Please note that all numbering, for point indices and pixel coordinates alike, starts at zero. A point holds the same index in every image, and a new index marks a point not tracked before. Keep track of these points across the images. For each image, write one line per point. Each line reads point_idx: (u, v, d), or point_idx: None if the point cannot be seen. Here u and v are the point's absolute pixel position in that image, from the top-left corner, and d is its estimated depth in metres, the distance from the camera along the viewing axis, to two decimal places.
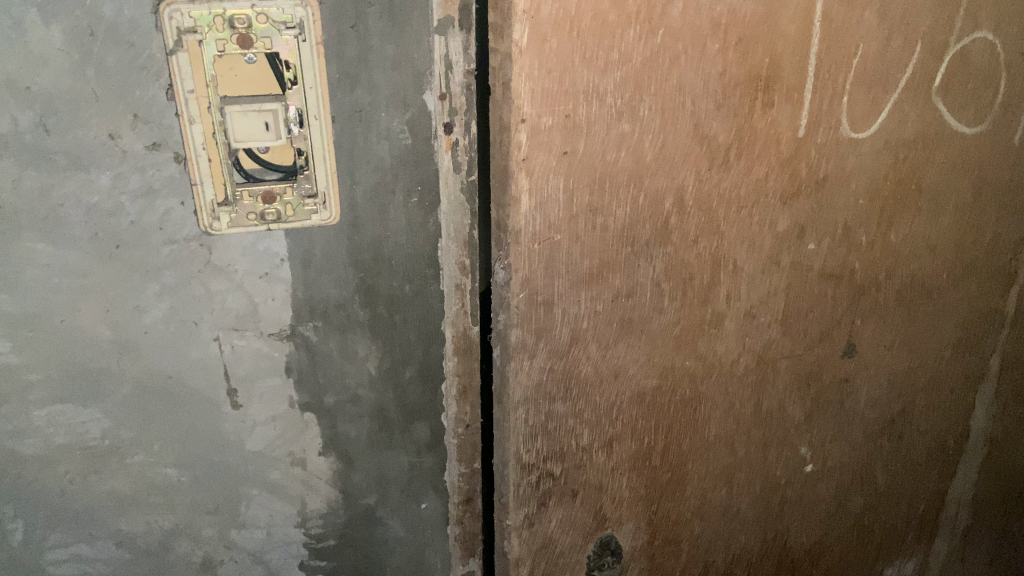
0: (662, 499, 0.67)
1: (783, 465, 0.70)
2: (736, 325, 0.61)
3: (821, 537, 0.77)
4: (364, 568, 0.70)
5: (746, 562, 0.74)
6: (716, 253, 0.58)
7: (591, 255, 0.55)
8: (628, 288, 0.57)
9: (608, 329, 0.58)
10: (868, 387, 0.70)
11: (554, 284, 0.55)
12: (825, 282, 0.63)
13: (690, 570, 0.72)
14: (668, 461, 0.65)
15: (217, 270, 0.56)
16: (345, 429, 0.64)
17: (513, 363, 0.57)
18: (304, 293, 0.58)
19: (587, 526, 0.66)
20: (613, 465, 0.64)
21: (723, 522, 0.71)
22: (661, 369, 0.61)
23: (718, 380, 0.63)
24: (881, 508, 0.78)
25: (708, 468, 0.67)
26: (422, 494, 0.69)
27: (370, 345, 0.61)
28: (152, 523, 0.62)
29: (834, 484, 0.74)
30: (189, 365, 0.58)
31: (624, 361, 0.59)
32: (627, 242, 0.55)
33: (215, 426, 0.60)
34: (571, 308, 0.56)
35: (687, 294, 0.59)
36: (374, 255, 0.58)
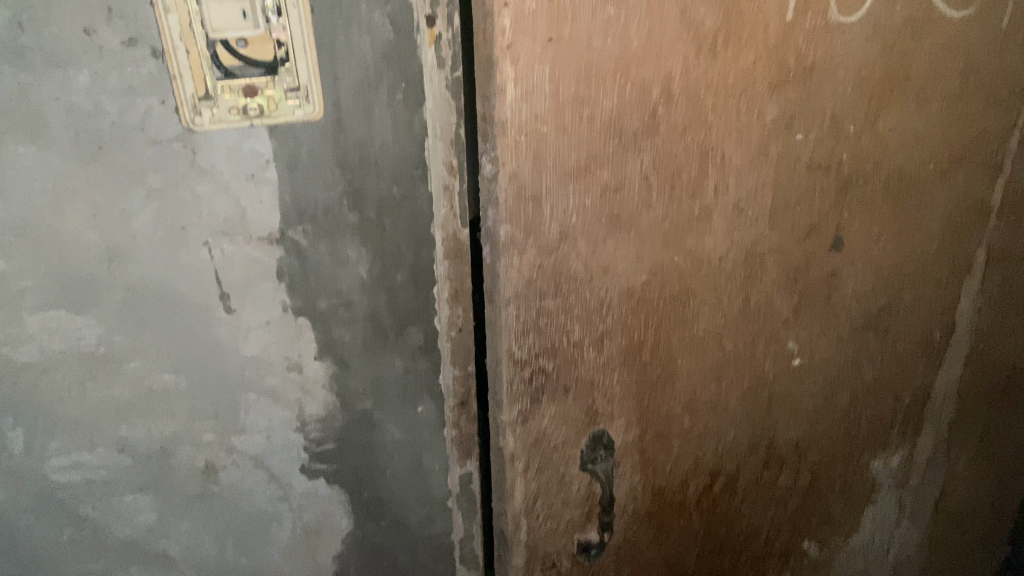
0: (652, 393, 0.69)
1: (771, 360, 0.72)
2: (725, 219, 0.63)
3: (809, 431, 0.79)
4: (364, 471, 0.72)
5: (735, 455, 0.76)
6: (704, 144, 0.58)
7: (579, 148, 0.55)
8: (616, 182, 0.58)
9: (597, 226, 0.59)
10: (855, 280, 0.71)
11: (542, 179, 0.55)
12: (813, 174, 0.63)
13: (681, 464, 0.74)
14: (657, 356, 0.67)
15: (202, 173, 0.55)
16: (339, 334, 0.65)
17: (504, 260, 0.58)
18: (292, 196, 0.58)
19: (580, 420, 0.68)
20: (605, 361, 0.65)
21: (712, 416, 0.73)
22: (650, 265, 0.62)
23: (707, 275, 0.65)
24: (868, 402, 0.80)
25: (697, 363, 0.69)
26: (419, 397, 0.71)
27: (360, 250, 0.62)
28: (151, 429, 0.63)
29: (822, 379, 0.76)
30: (179, 272, 0.58)
31: (613, 257, 0.61)
32: (615, 134, 0.55)
33: (210, 331, 0.61)
34: (560, 204, 0.57)
35: (675, 188, 0.60)
36: (361, 156, 0.58)
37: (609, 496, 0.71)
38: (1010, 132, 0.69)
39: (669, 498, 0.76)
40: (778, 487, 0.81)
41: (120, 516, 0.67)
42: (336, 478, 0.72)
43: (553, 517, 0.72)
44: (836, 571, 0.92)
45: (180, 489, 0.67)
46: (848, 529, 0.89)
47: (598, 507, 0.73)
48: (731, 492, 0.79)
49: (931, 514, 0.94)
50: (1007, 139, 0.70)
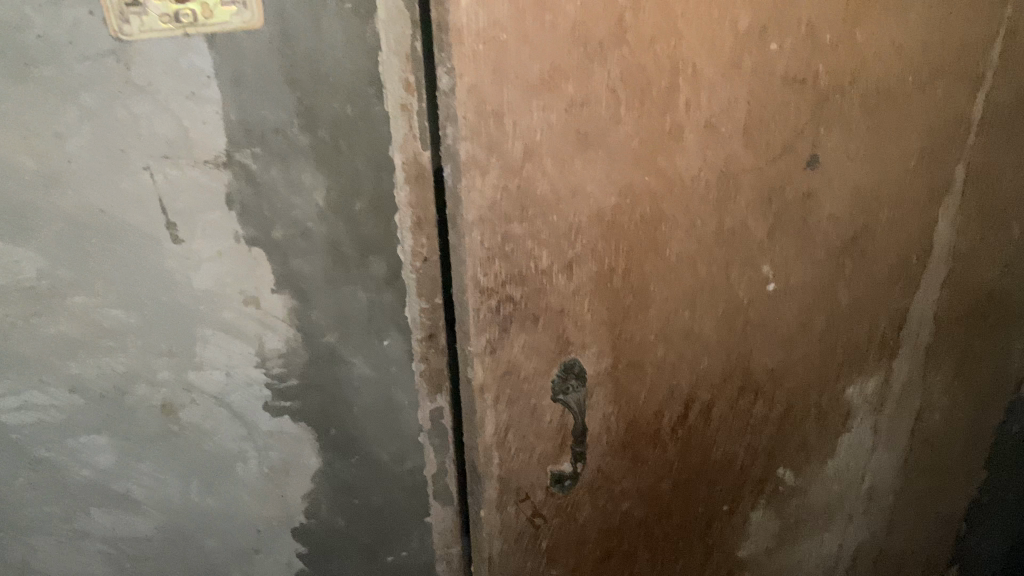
0: (625, 322, 0.67)
1: (745, 285, 0.70)
2: (698, 136, 0.60)
3: (784, 358, 0.78)
4: (331, 408, 0.70)
5: (709, 383, 0.75)
6: (674, 55, 0.55)
7: (541, 58, 0.52)
8: (583, 97, 0.55)
9: (564, 144, 0.56)
10: (832, 201, 0.69)
11: (502, 92, 0.52)
12: (789, 88, 0.61)
13: (655, 393, 0.73)
14: (629, 283, 0.65)
15: (139, 90, 0.52)
16: (297, 266, 0.62)
17: (465, 181, 0.55)
18: (238, 116, 0.54)
19: (551, 350, 0.66)
20: (575, 289, 0.63)
21: (687, 344, 0.71)
22: (620, 186, 0.60)
23: (680, 197, 0.62)
24: (844, 327, 0.78)
25: (670, 290, 0.67)
26: (385, 331, 0.68)
27: (315, 175, 0.58)
28: (103, 367, 0.61)
29: (797, 305, 0.74)
30: (122, 199, 0.55)
31: (582, 178, 0.58)
32: (580, 43, 0.52)
33: (159, 263, 0.58)
34: (523, 120, 0.54)
35: (645, 103, 0.57)
36: (311, 72, 0.54)
37: (582, 427, 0.70)
38: (990, 43, 0.67)
39: (644, 429, 0.75)
40: (753, 415, 0.80)
41: (77, 458, 0.65)
42: (301, 415, 0.70)
43: (526, 449, 0.70)
44: (812, 498, 0.92)
45: (139, 429, 0.65)
46: (824, 456, 0.89)
47: (572, 439, 0.71)
48: (706, 421, 0.78)
49: (906, 440, 0.94)
50: (988, 51, 0.68)
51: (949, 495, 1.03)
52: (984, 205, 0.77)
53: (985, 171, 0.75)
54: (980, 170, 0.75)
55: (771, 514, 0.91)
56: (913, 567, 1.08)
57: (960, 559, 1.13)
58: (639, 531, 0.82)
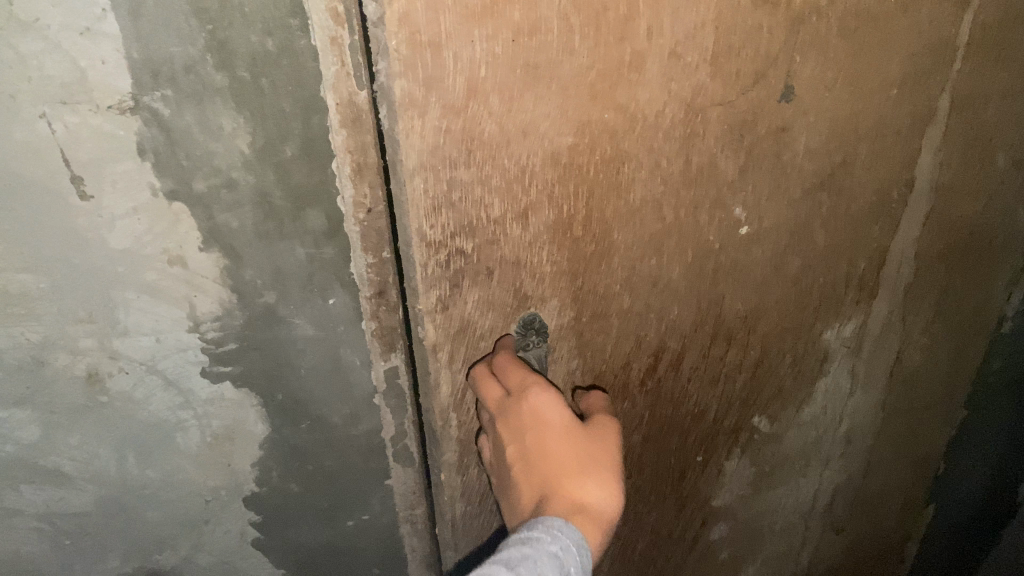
0: (587, 271, 0.62)
1: (716, 228, 0.66)
2: (661, 67, 0.54)
3: (758, 303, 0.74)
4: (274, 371, 0.66)
5: (679, 333, 0.71)
6: None
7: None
8: (531, 24, 0.49)
9: (510, 78, 0.50)
10: (807, 135, 0.64)
11: (439, 20, 0.46)
12: (760, 11, 0.55)
13: (622, 345, 0.69)
14: (590, 230, 0.60)
15: (24, 26, 0.45)
16: (225, 220, 0.56)
17: (403, 124, 0.49)
18: (142, 54, 0.48)
19: (507, 305, 0.61)
20: (531, 239, 0.58)
21: (654, 294, 0.67)
22: (576, 124, 0.54)
23: (642, 135, 0.57)
24: (821, 270, 0.74)
25: (635, 236, 0.62)
26: (328, 289, 0.63)
27: (238, 120, 0.52)
28: (16, 336, 0.56)
29: (771, 247, 0.70)
30: (16, 151, 0.49)
31: (534, 117, 0.53)
32: None
33: (67, 221, 0.52)
34: (463, 51, 0.48)
35: (601, 30, 0.51)
36: (221, 1, 0.48)
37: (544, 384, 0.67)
38: None
39: (610, 381, 0.71)
40: (726, 364, 0.77)
41: None
42: (243, 380, 0.65)
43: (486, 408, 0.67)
44: (787, 444, 0.89)
45: (63, 401, 0.60)
46: (800, 402, 0.86)
47: None
48: (676, 371, 0.74)
49: (885, 382, 0.91)
50: None
51: (927, 435, 1.01)
52: (968, 136, 0.72)
53: (971, 98, 0.70)
54: (966, 98, 0.70)
55: (746, 461, 0.88)
56: (890, 507, 1.07)
57: (938, 499, 1.12)
58: None
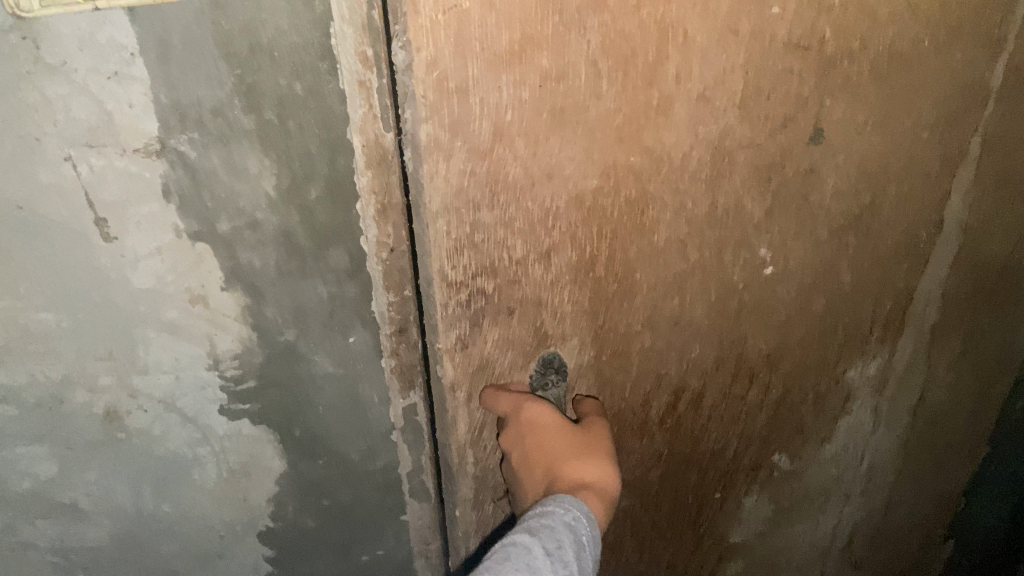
0: (608, 311, 0.62)
1: (740, 268, 0.65)
2: (689, 111, 0.54)
3: (782, 342, 0.73)
4: (293, 408, 0.65)
5: (701, 371, 0.70)
6: (663, 21, 0.49)
7: (510, 26, 0.45)
8: (558, 69, 0.48)
9: (537, 122, 0.50)
10: (835, 177, 0.63)
11: (467, 67, 0.46)
12: (791, 55, 0.54)
13: (642, 383, 0.68)
14: (613, 271, 0.59)
15: (52, 71, 0.45)
16: (247, 259, 0.56)
17: (427, 166, 0.49)
18: (169, 97, 0.48)
19: (527, 344, 0.61)
20: (553, 279, 0.58)
21: (676, 333, 0.66)
22: (602, 167, 0.54)
23: (667, 176, 0.56)
24: (846, 308, 0.73)
25: (659, 277, 0.62)
26: (348, 326, 0.63)
27: (262, 161, 0.52)
28: (36, 374, 0.55)
29: (795, 286, 0.69)
30: (41, 192, 0.49)
31: (559, 160, 0.52)
32: (554, 8, 0.46)
33: (90, 261, 0.52)
34: (490, 96, 0.48)
35: (629, 74, 0.50)
36: (250, 44, 0.48)
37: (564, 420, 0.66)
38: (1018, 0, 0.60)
39: (629, 418, 0.70)
40: (748, 401, 0.76)
41: (15, 471, 0.60)
42: (260, 416, 0.65)
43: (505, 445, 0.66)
44: (807, 482, 0.88)
45: (80, 437, 0.60)
46: (821, 439, 0.84)
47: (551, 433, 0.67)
48: (697, 409, 0.73)
49: (908, 420, 0.89)
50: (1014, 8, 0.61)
51: (950, 471, 0.99)
52: (1000, 176, 0.71)
53: (1003, 139, 0.69)
54: (998, 138, 0.69)
55: (766, 498, 0.87)
56: (910, 543, 1.05)
57: (959, 534, 1.10)
58: (624, 520, 0.78)
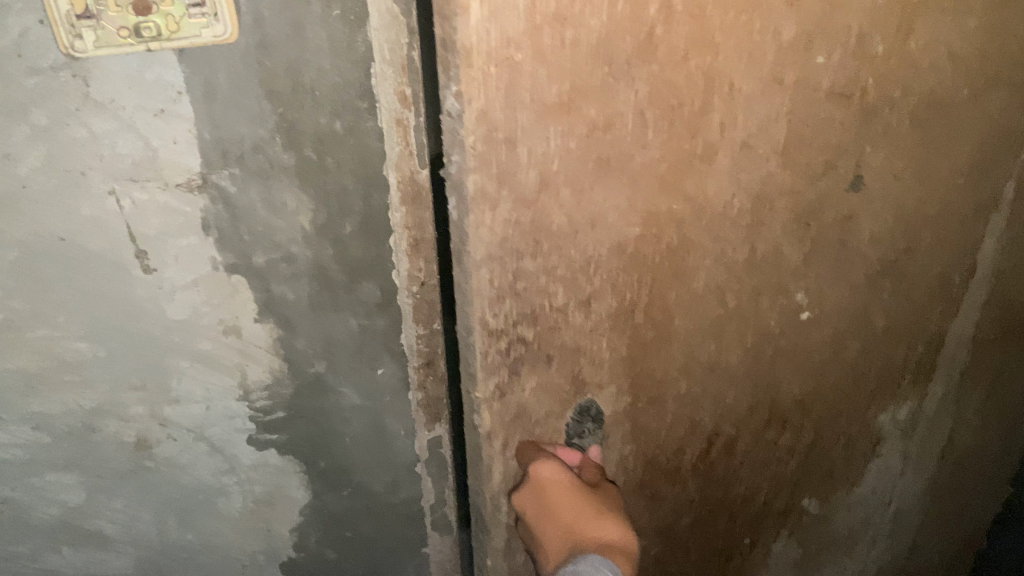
0: (645, 357, 0.61)
1: (776, 313, 0.64)
2: (731, 159, 0.54)
3: (815, 386, 0.72)
4: (319, 439, 0.65)
5: (735, 415, 0.70)
6: (710, 72, 0.49)
7: (561, 78, 0.44)
8: (606, 119, 0.47)
9: (582, 171, 0.49)
10: (872, 224, 0.63)
11: (516, 118, 0.45)
12: (833, 104, 0.55)
13: (676, 427, 0.67)
14: (651, 317, 0.59)
15: (100, 108, 0.46)
16: (281, 292, 0.56)
17: (472, 217, 0.47)
18: (212, 135, 0.48)
19: (564, 390, 0.60)
20: (591, 326, 0.57)
21: (711, 377, 0.66)
22: (645, 214, 0.53)
23: (708, 224, 0.56)
24: (879, 353, 0.73)
25: (696, 322, 0.61)
26: (377, 359, 0.63)
27: (300, 197, 0.53)
28: (69, 403, 0.56)
29: (830, 331, 0.69)
30: (83, 225, 0.49)
31: (602, 208, 0.51)
32: (604, 60, 0.45)
33: (126, 292, 0.53)
34: (538, 146, 0.46)
35: (675, 124, 0.50)
36: (293, 84, 0.48)
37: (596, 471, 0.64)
38: None
39: (662, 463, 0.69)
40: (780, 445, 0.75)
41: (43, 497, 0.60)
42: (287, 447, 0.65)
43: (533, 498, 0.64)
44: (835, 526, 0.87)
45: (110, 466, 0.60)
46: (850, 483, 0.84)
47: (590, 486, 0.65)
48: (728, 454, 0.73)
49: (936, 463, 0.88)
50: None
51: (974, 514, 0.98)
52: None
53: None
54: None
55: (793, 542, 0.85)
56: None
57: None
58: (653, 566, 0.77)
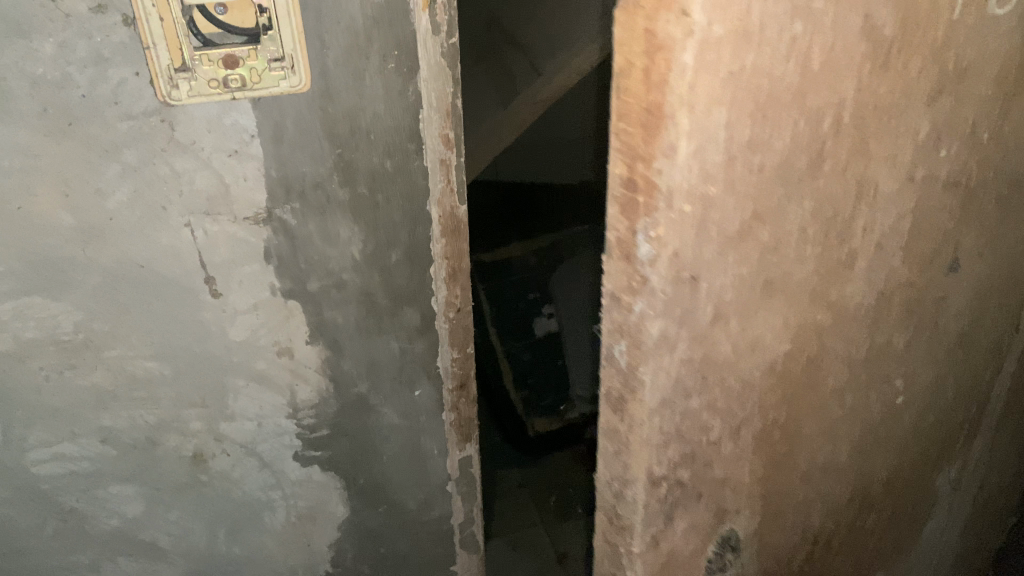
0: (772, 474, 0.39)
1: (880, 405, 0.42)
2: (867, 268, 0.34)
3: (908, 475, 0.51)
4: (360, 456, 0.70)
5: (825, 534, 0.47)
6: (861, 176, 0.30)
7: (746, 204, 0.26)
8: (776, 242, 0.29)
9: (752, 294, 0.30)
10: (971, 307, 0.44)
11: (707, 251, 0.27)
12: (948, 195, 0.35)
13: (767, 555, 0.43)
14: (780, 437, 0.37)
15: (182, 149, 0.51)
16: (331, 316, 0.61)
17: (643, 369, 0.29)
18: (279, 172, 0.54)
19: (709, 526, 0.37)
20: (741, 451, 0.36)
21: (816, 486, 0.42)
22: (801, 331, 0.33)
23: (840, 331, 0.35)
24: (968, 426, 0.54)
25: (821, 428, 0.39)
26: (415, 381, 0.67)
27: (352, 228, 0.58)
28: (136, 419, 0.61)
29: (926, 417, 0.48)
30: (161, 253, 0.55)
31: (765, 330, 0.31)
32: (788, 177, 0.27)
33: (194, 315, 0.58)
34: (720, 280, 0.28)
35: (832, 234, 0.31)
36: (352, 127, 0.54)
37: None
38: None
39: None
40: (873, 542, 0.53)
41: (105, 508, 0.64)
42: (329, 464, 0.69)
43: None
44: None
45: (168, 477, 0.64)
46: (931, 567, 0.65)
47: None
48: (829, 556, 0.49)
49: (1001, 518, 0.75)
50: None
51: None
52: None
53: None
54: None
55: None
56: None
57: None
58: None
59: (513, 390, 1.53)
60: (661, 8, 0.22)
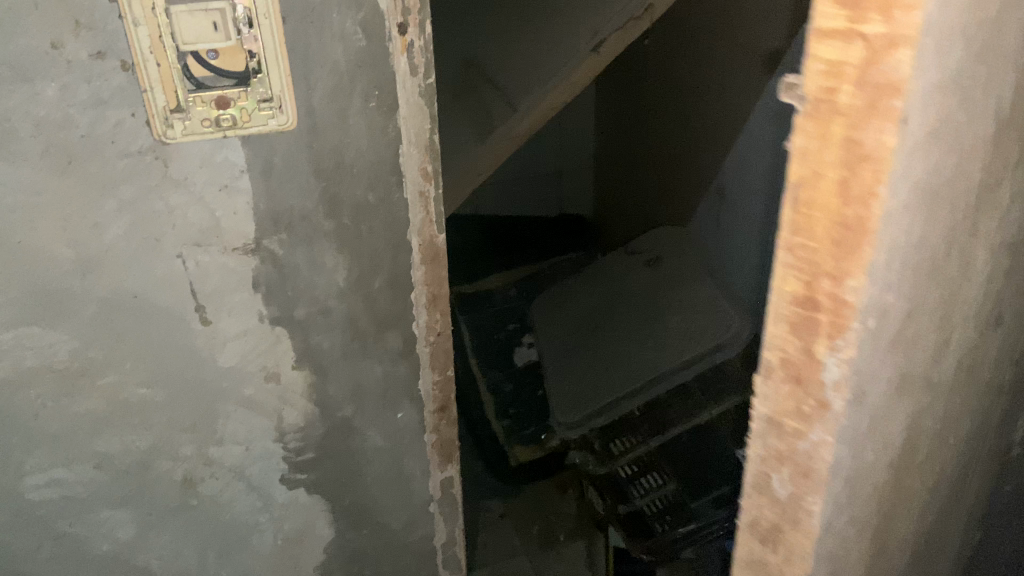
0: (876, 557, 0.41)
1: (958, 463, 0.46)
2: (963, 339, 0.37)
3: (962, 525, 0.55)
4: (346, 479, 0.72)
5: None
6: (969, 254, 0.33)
7: (899, 301, 0.29)
8: (912, 329, 0.31)
9: (891, 387, 0.32)
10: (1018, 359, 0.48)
11: (872, 358, 0.29)
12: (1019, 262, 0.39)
13: None
14: (887, 520, 0.40)
15: (176, 184, 0.55)
16: (317, 341, 0.64)
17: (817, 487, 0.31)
18: (267, 205, 0.57)
19: None
20: (859, 547, 0.38)
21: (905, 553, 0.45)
22: (914, 414, 0.36)
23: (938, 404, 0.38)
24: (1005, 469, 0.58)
25: (913, 500, 0.42)
26: (398, 404, 0.70)
27: (338, 258, 0.61)
28: (129, 444, 0.63)
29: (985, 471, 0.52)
30: (155, 283, 0.57)
31: (892, 420, 0.34)
32: (925, 270, 0.30)
33: (186, 342, 0.61)
34: (875, 382, 0.30)
35: (944, 315, 0.34)
36: (336, 162, 0.58)
37: None
38: None
39: None
40: None
41: (97, 533, 0.66)
42: (316, 487, 0.72)
43: None
44: None
45: (159, 501, 0.67)
46: None
47: None
48: None
49: None
50: None
51: None
52: None
53: None
54: None
55: None
56: None
57: None
58: None
59: (495, 419, 1.59)
60: (867, 121, 0.24)
